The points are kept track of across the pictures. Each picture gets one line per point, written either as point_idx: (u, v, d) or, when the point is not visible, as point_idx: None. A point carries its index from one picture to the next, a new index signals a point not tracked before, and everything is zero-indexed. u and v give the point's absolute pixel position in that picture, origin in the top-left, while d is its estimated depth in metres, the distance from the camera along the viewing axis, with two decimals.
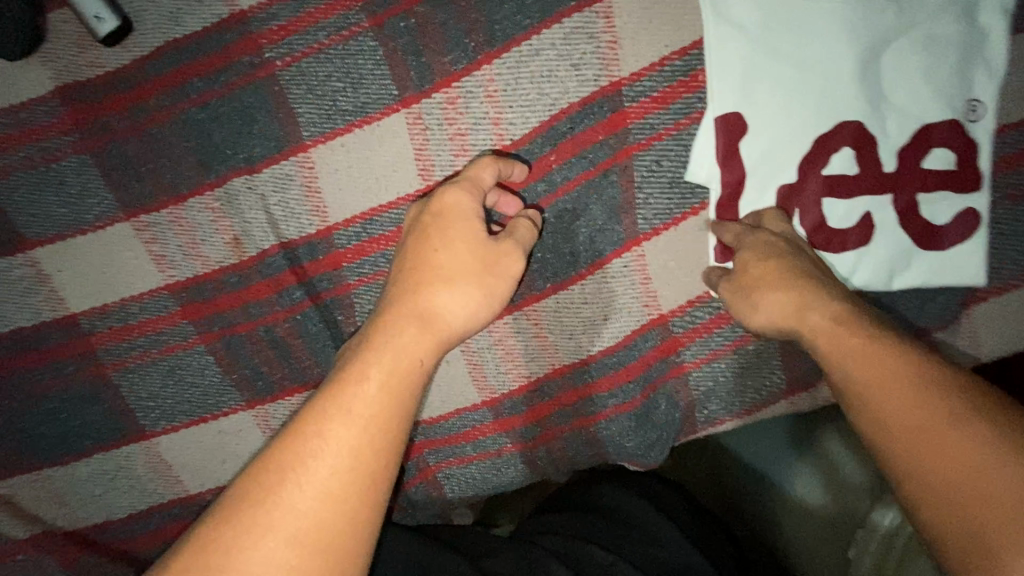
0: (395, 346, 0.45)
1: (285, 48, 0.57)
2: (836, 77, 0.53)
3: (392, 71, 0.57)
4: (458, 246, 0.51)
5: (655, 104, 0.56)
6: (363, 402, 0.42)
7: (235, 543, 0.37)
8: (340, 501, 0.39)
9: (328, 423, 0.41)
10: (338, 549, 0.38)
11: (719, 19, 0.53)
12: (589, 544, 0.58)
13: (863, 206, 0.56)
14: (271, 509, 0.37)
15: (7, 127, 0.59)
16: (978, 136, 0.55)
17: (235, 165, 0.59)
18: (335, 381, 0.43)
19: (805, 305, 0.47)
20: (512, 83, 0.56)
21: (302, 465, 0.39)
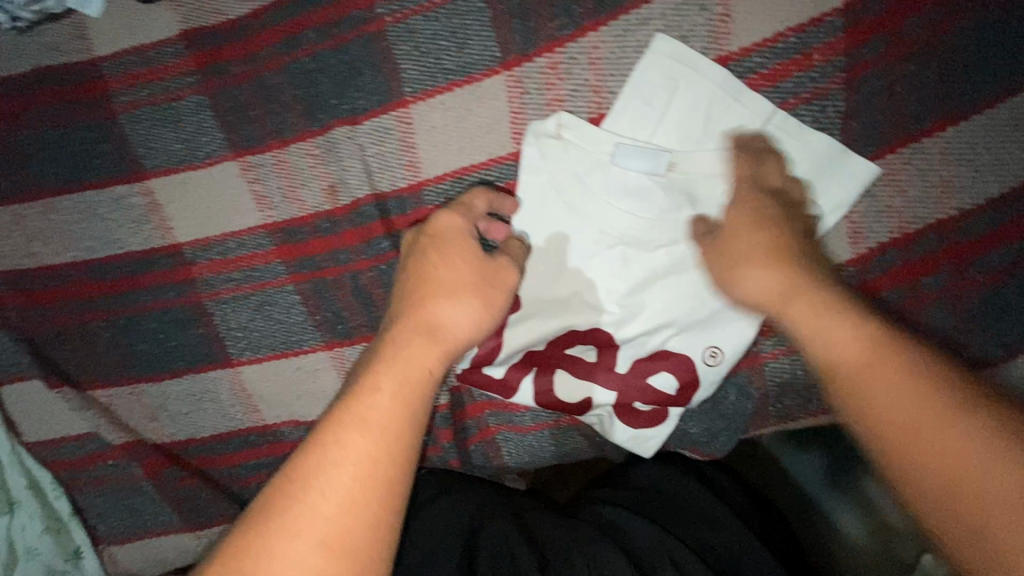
0: (397, 357, 0.45)
1: (396, 5, 0.59)
2: (964, 63, 0.51)
3: (497, 33, 0.58)
4: (458, 261, 0.50)
5: (764, 81, 0.54)
6: (374, 412, 0.42)
7: (262, 552, 0.37)
8: (358, 510, 0.39)
9: (344, 433, 0.41)
10: (358, 555, 0.38)
11: (544, 171, 0.58)
12: (637, 522, 0.58)
13: (510, 359, 0.61)
14: (293, 519, 0.38)
15: (138, 65, 0.63)
16: (705, 379, 0.59)
17: (338, 115, 0.61)
18: (346, 393, 0.43)
19: (786, 290, 0.45)
20: (615, 52, 0.56)
21: (322, 474, 0.39)
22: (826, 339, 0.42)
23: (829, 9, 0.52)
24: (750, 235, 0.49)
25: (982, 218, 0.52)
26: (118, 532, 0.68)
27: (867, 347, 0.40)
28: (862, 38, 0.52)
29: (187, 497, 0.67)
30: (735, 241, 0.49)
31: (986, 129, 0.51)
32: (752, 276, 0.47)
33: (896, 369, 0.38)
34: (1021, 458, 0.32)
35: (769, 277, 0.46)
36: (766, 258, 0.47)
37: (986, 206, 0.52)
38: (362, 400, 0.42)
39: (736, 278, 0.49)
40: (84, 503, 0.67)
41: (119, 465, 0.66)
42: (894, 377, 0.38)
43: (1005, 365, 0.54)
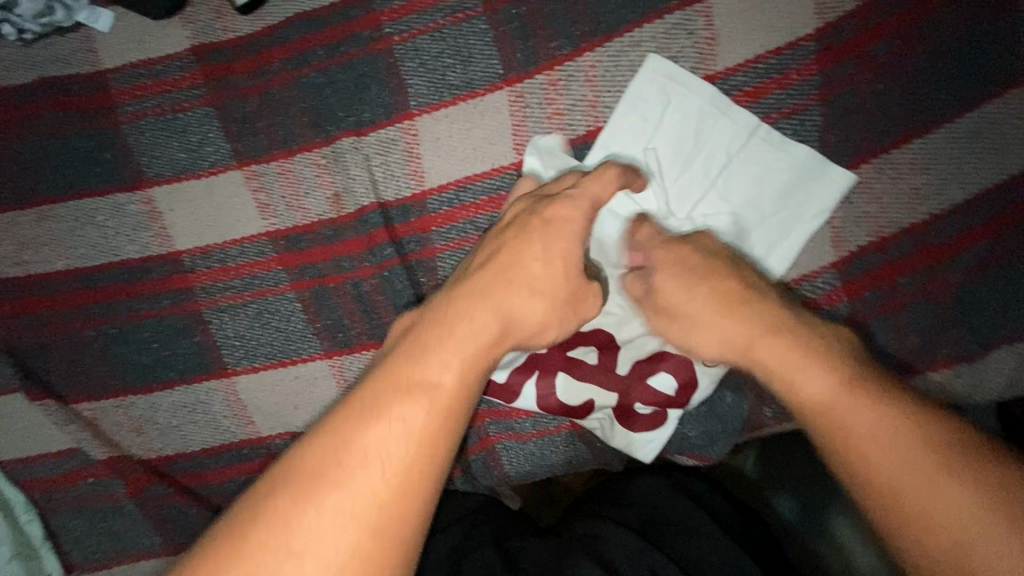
0: (464, 334, 0.44)
1: (403, 25, 0.63)
2: (923, 83, 0.56)
3: (500, 53, 0.62)
4: (554, 258, 0.50)
5: (748, 98, 0.59)
6: (441, 393, 0.41)
7: (312, 524, 0.37)
8: (410, 491, 0.38)
9: (409, 407, 0.40)
10: (403, 535, 0.37)
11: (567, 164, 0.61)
12: (617, 532, 0.56)
13: (511, 364, 0.62)
14: (342, 488, 0.37)
15: (144, 78, 0.65)
16: (703, 380, 0.60)
17: (345, 127, 0.64)
18: (416, 366, 0.42)
19: (756, 346, 0.48)
20: (611, 70, 0.60)
21: (381, 450, 0.38)
22: (800, 383, 0.45)
23: (803, 34, 0.57)
24: (700, 289, 0.51)
25: (949, 222, 0.57)
26: (92, 559, 0.64)
27: (851, 405, 0.43)
28: (833, 60, 0.57)
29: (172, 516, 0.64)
30: (683, 303, 0.52)
31: (950, 140, 0.56)
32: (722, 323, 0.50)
33: (876, 425, 0.41)
34: (1002, 527, 0.36)
35: (747, 326, 0.49)
36: (734, 313, 0.49)
37: (955, 210, 0.57)
38: (431, 377, 0.42)
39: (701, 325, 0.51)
40: (58, 526, 0.63)
41: (100, 484, 0.63)
42: (873, 423, 0.41)
43: (981, 360, 0.58)
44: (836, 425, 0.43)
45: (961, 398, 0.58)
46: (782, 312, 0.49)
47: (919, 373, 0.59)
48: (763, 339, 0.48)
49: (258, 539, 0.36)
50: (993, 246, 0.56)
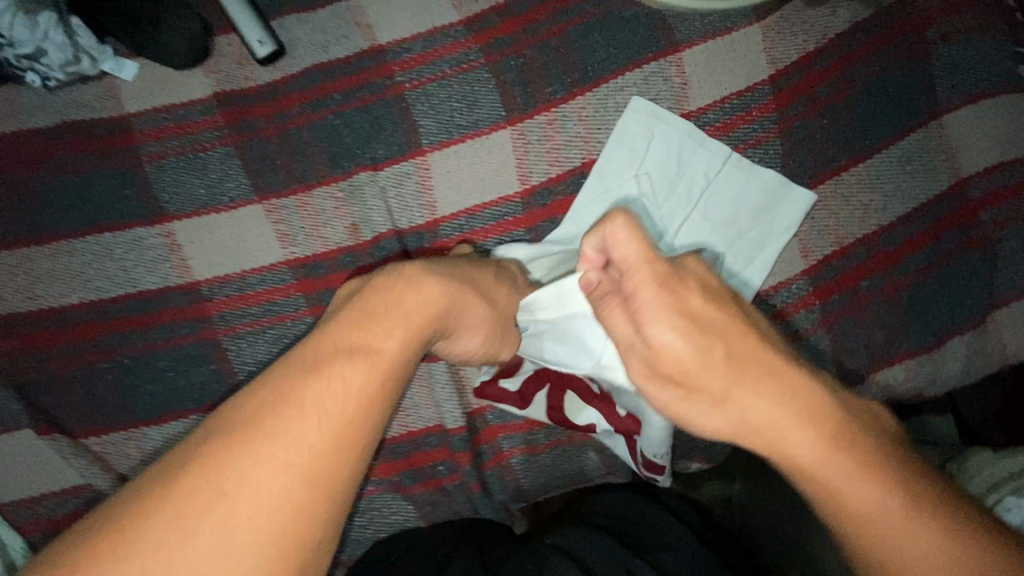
0: (409, 307, 0.48)
1: (414, 74, 0.70)
2: (858, 118, 0.68)
3: (502, 96, 0.69)
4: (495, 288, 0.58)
5: (719, 131, 0.68)
6: (381, 353, 0.44)
7: (246, 469, 0.37)
8: (342, 446, 0.40)
9: (348, 367, 0.42)
10: (335, 477, 0.39)
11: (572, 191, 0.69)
12: (595, 541, 0.57)
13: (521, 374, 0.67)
14: (277, 439, 0.38)
15: (166, 121, 0.69)
16: None
17: (361, 162, 0.69)
18: (360, 333, 0.45)
19: (760, 422, 0.42)
20: (600, 110, 0.69)
21: (318, 403, 0.40)
22: (795, 452, 0.41)
23: (759, 80, 0.69)
24: (709, 355, 0.43)
25: (897, 230, 0.66)
26: None
27: (859, 494, 0.39)
28: (785, 101, 0.68)
29: None
30: (685, 367, 0.44)
31: (885, 163, 0.67)
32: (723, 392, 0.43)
33: (885, 517, 0.39)
34: None
35: (760, 407, 0.42)
36: (737, 379, 0.42)
37: (901, 220, 0.67)
38: (375, 347, 0.45)
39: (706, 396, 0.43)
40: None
41: None
42: (873, 502, 0.39)
43: (938, 349, 0.66)
44: (828, 492, 0.40)
45: (923, 385, 0.66)
46: (786, 373, 0.43)
47: (888, 366, 0.66)
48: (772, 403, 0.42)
49: (192, 484, 0.36)
50: (936, 248, 0.66)
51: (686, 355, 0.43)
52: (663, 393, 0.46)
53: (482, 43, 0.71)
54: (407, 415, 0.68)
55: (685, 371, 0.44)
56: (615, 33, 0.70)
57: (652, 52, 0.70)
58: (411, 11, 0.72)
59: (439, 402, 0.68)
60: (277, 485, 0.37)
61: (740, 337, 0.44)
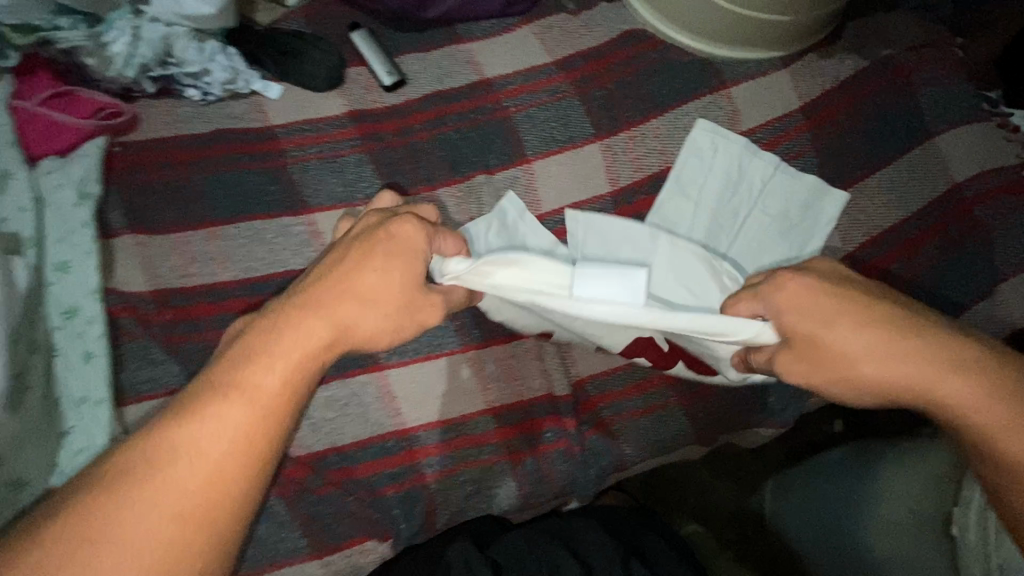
0: (292, 339, 0.51)
1: (518, 100, 0.85)
2: (872, 138, 0.86)
3: (591, 118, 0.84)
4: (394, 269, 0.56)
5: (766, 147, 0.85)
6: (262, 385, 0.49)
7: (133, 505, 0.44)
8: (228, 475, 0.46)
9: (227, 403, 0.48)
10: (223, 510, 0.46)
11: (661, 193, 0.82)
12: (591, 534, 0.69)
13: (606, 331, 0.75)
14: (160, 479, 0.45)
15: (307, 132, 0.80)
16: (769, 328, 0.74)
17: (476, 168, 0.81)
18: (240, 365, 0.50)
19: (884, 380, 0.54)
20: (670, 129, 0.85)
21: (196, 443, 0.46)
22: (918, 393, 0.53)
23: (793, 109, 0.87)
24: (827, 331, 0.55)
25: (910, 224, 0.84)
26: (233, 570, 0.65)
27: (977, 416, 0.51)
28: (814, 125, 0.86)
29: (318, 513, 0.67)
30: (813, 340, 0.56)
31: (896, 173, 0.85)
32: (873, 377, 0.54)
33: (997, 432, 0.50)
34: None
35: (881, 367, 0.54)
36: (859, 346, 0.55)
37: (916, 214, 0.84)
38: (258, 389, 0.49)
39: (862, 384, 0.55)
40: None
41: None
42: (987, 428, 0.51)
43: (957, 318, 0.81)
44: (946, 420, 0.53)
45: None
46: (903, 332, 0.54)
47: None
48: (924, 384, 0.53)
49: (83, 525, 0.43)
50: (943, 236, 0.83)
51: (814, 333, 0.56)
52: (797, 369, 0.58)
53: (572, 79, 0.86)
54: (520, 385, 0.75)
55: (814, 347, 0.56)
56: (677, 74, 0.88)
57: (707, 88, 0.87)
58: (512, 54, 0.88)
59: (546, 372, 0.76)
60: (181, 512, 0.44)
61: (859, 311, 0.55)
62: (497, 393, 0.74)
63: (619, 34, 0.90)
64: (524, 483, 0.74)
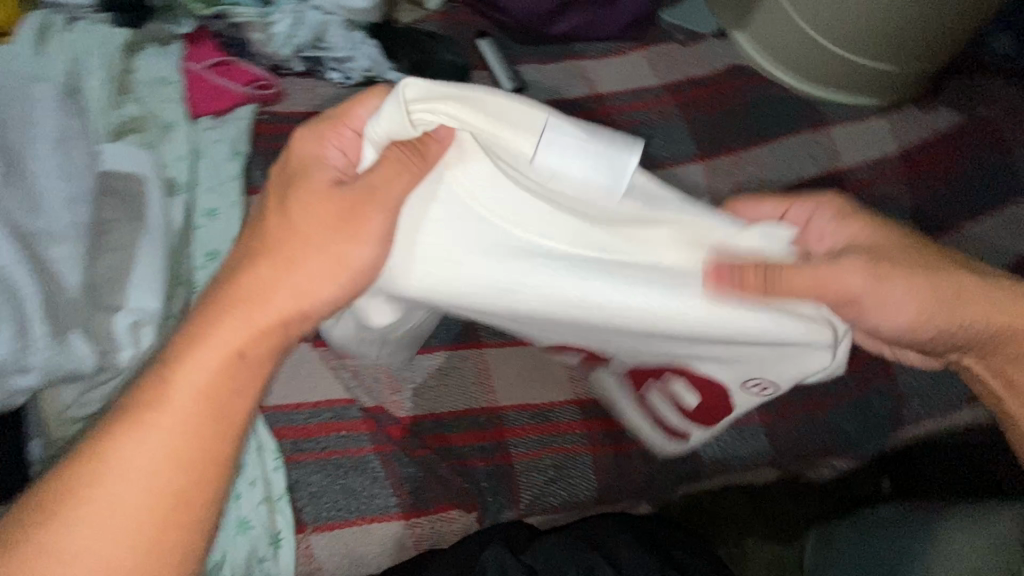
0: (210, 341, 0.48)
1: (628, 116, 0.90)
2: (965, 189, 0.88)
3: (695, 140, 0.89)
4: (312, 210, 0.49)
5: (864, 185, 0.88)
6: (176, 398, 0.46)
7: (55, 542, 0.43)
8: (154, 502, 0.45)
9: (146, 424, 0.46)
10: (166, 537, 0.45)
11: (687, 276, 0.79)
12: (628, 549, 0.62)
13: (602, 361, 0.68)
14: (76, 513, 0.44)
15: None
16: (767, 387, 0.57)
17: None
18: (150, 382, 0.47)
19: (944, 284, 0.54)
20: (769, 158, 0.89)
21: (110, 468, 0.45)
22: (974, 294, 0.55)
23: (891, 153, 0.90)
24: (878, 246, 0.55)
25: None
26: (327, 518, 0.65)
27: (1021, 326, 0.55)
28: (911, 170, 0.89)
29: (412, 476, 0.68)
30: (875, 251, 0.54)
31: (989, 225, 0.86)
32: (927, 282, 0.54)
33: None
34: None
35: (938, 273, 0.54)
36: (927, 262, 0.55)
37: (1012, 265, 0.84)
38: (129, 464, 0.45)
39: (922, 292, 0.53)
40: (297, 480, 0.65)
41: (355, 437, 0.68)
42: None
43: None
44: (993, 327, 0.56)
45: None
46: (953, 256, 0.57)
47: None
48: (962, 294, 0.54)
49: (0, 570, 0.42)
50: None
51: (868, 248, 0.55)
52: (866, 279, 0.52)
53: (678, 102, 0.91)
54: None
55: (880, 258, 0.54)
56: (777, 109, 0.93)
57: (807, 126, 0.92)
58: (624, 74, 0.93)
59: None
60: (116, 545, 0.44)
61: (918, 240, 0.56)
62: (586, 385, 0.77)
63: (724, 67, 0.96)
64: (603, 478, 0.73)
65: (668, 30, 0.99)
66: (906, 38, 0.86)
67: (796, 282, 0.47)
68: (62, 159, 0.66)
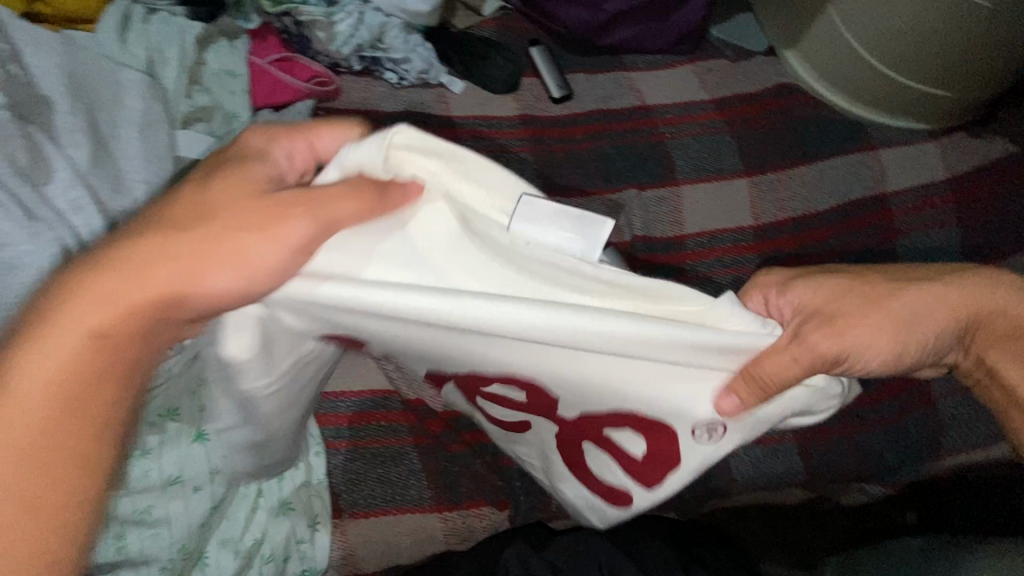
0: (76, 318, 0.41)
1: (675, 128, 0.90)
2: (1010, 222, 0.87)
3: (741, 156, 0.89)
4: (235, 200, 0.44)
5: (911, 211, 0.87)
6: (35, 378, 0.40)
7: None
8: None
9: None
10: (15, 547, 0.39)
11: None
12: (652, 550, 0.60)
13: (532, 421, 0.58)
14: None
15: (481, 126, 0.88)
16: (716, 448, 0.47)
17: (630, 182, 0.87)
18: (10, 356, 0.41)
19: (935, 311, 0.51)
20: (815, 177, 0.88)
21: None
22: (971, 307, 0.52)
23: (940, 180, 0.89)
24: (853, 293, 0.50)
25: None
26: (362, 505, 0.65)
27: None
28: (958, 198, 0.88)
29: (447, 471, 0.68)
30: (854, 304, 0.50)
31: None
32: (917, 316, 0.50)
33: None
34: None
35: (921, 301, 0.51)
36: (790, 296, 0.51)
37: None
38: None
39: (915, 324, 0.50)
40: (335, 467, 0.66)
41: (394, 428, 0.68)
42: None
43: None
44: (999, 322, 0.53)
45: None
46: (833, 275, 0.52)
47: None
48: (919, 307, 0.51)
49: None
50: None
51: (847, 302, 0.50)
52: (854, 336, 0.49)
53: (725, 117, 0.92)
54: None
55: (860, 311, 0.49)
56: (825, 130, 0.93)
57: (855, 147, 0.91)
58: (671, 88, 0.94)
59: None
60: None
61: (805, 279, 0.51)
62: None
63: (773, 85, 0.96)
64: None
65: (717, 46, 0.99)
66: (970, 70, 0.85)
67: (780, 368, 0.43)
68: (145, 145, 0.69)
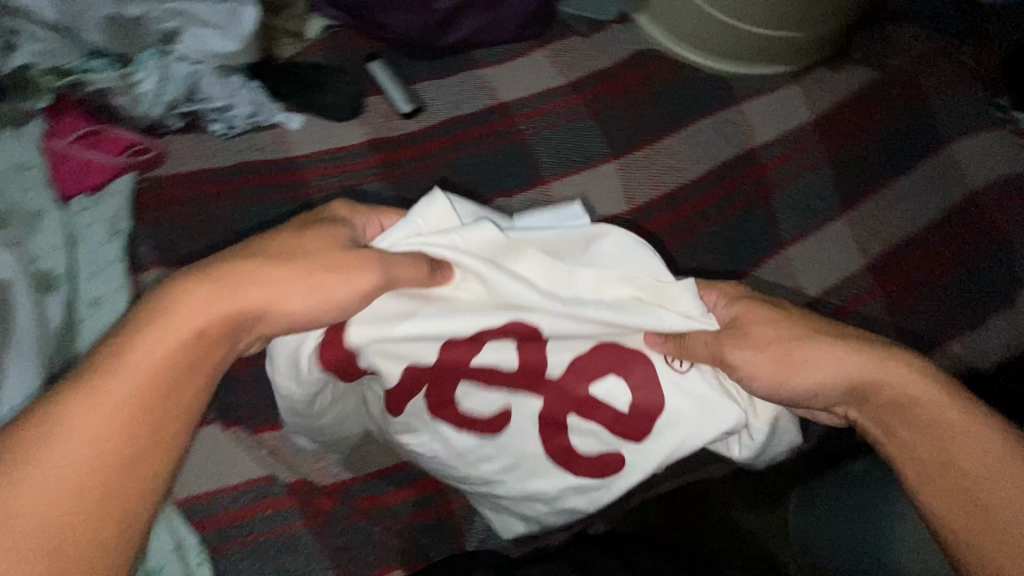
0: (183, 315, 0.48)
1: (534, 122, 0.86)
2: (883, 151, 0.87)
3: (606, 139, 0.86)
4: (312, 255, 0.53)
5: (781, 161, 0.86)
6: (114, 383, 0.45)
7: None
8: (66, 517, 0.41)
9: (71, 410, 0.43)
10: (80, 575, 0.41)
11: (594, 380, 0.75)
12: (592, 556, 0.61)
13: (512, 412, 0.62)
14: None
15: (330, 160, 0.81)
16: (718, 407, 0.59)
17: (497, 191, 0.83)
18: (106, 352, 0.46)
19: (851, 370, 0.56)
20: (684, 147, 0.86)
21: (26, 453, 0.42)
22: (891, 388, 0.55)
23: (805, 122, 0.88)
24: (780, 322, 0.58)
25: (927, 236, 0.83)
26: None
27: (939, 423, 0.53)
28: (827, 138, 0.87)
29: (349, 545, 0.65)
30: (778, 331, 0.58)
31: (912, 184, 0.85)
32: (827, 372, 0.56)
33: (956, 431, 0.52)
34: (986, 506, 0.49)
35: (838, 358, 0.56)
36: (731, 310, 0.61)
37: (933, 224, 0.84)
38: (31, 482, 0.41)
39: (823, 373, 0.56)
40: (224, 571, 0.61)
41: (281, 514, 0.63)
42: (944, 427, 0.53)
43: (981, 327, 0.80)
44: (915, 411, 0.54)
45: (975, 362, 0.79)
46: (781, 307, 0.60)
47: (943, 346, 0.80)
48: (836, 361, 0.56)
49: None
50: (963, 244, 0.83)
51: (775, 332, 0.58)
52: (758, 354, 0.57)
53: (585, 101, 0.88)
54: None
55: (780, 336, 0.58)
56: (688, 92, 0.89)
57: (718, 105, 0.89)
58: (525, 78, 0.89)
59: None
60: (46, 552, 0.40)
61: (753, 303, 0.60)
62: None
63: (629, 55, 0.92)
64: None
65: (568, 22, 0.94)
66: None
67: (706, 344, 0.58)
68: None
